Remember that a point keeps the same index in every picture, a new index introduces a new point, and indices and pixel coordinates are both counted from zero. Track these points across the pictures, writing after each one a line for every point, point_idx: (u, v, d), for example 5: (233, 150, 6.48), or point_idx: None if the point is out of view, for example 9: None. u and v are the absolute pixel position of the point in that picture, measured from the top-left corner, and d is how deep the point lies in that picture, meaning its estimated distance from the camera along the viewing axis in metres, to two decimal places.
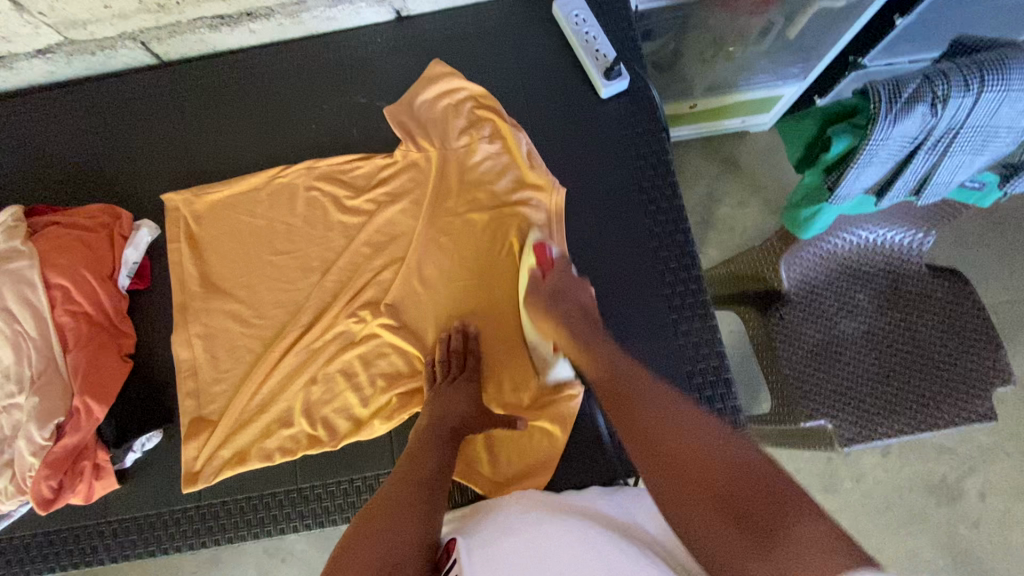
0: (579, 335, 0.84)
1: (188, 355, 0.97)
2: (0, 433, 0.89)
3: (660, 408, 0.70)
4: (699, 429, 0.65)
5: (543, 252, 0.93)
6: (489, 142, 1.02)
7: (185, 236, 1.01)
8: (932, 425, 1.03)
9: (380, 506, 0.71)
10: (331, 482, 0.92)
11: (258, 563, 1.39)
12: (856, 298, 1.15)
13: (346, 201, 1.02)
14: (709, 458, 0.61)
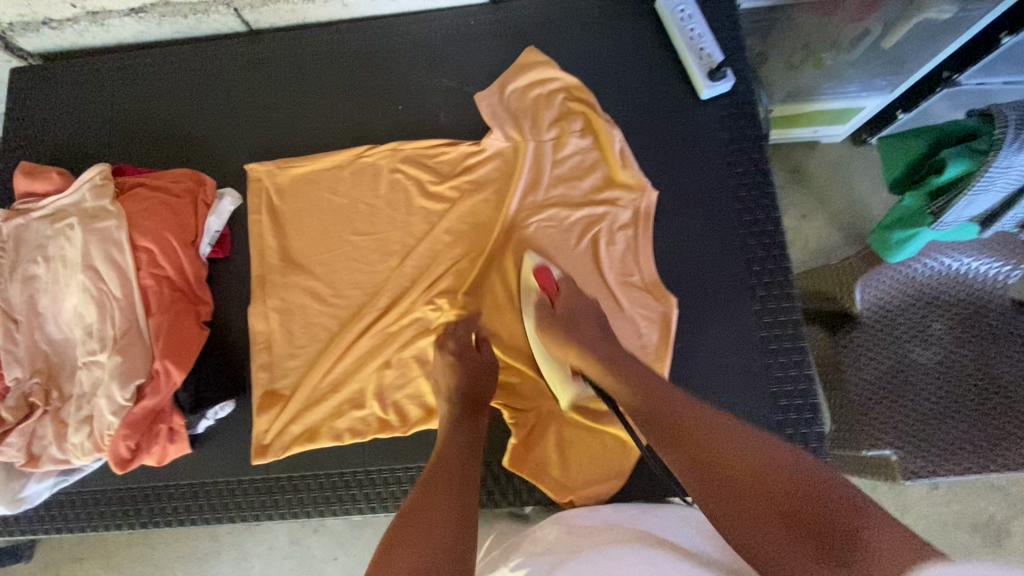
0: (599, 353, 0.81)
1: (263, 328, 0.97)
2: (81, 389, 0.92)
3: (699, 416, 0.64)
4: (738, 432, 0.59)
5: (547, 276, 0.91)
6: (581, 136, 0.99)
7: (266, 208, 1.01)
8: (1001, 465, 0.80)
9: (412, 517, 0.66)
10: (398, 467, 0.92)
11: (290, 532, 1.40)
12: (933, 324, 0.89)
13: (429, 186, 1.00)
14: (751, 461, 0.55)
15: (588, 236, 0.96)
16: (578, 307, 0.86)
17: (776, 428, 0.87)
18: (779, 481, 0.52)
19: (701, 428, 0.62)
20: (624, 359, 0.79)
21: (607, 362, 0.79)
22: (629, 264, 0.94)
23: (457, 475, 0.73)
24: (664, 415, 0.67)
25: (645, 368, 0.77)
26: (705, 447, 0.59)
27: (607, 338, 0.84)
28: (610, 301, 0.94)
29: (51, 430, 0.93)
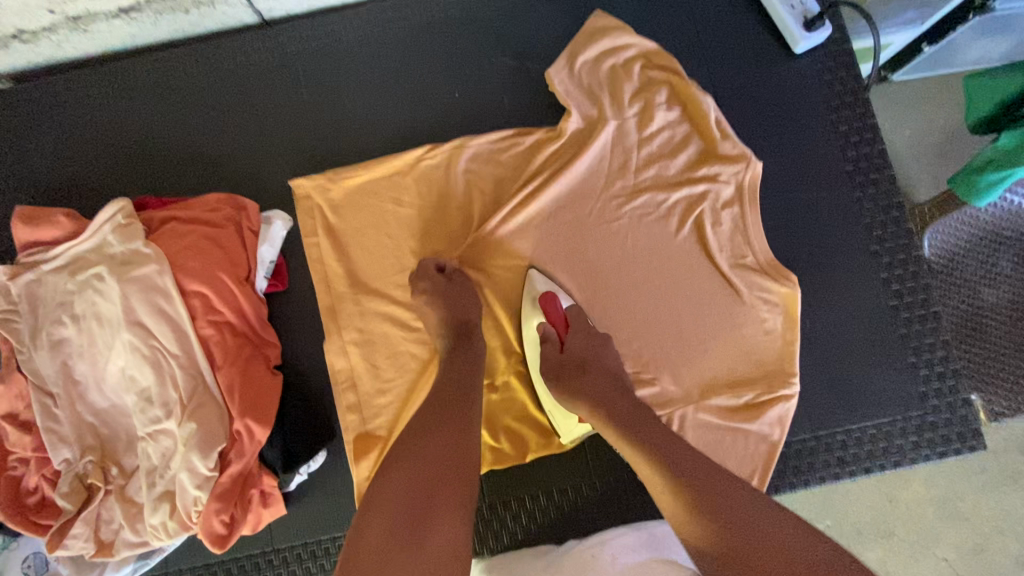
0: (594, 385, 0.72)
1: (345, 364, 0.86)
2: (150, 463, 0.80)
3: (697, 467, 0.60)
4: (727, 490, 0.57)
5: (553, 306, 0.80)
6: (668, 109, 0.89)
7: (324, 230, 0.89)
8: None
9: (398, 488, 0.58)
10: (524, 497, 0.84)
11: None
12: (1000, 263, 0.79)
13: (506, 183, 0.90)
14: (756, 549, 0.52)
15: (691, 219, 0.87)
16: (594, 352, 0.75)
17: (920, 399, 0.83)
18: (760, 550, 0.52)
19: (701, 495, 0.57)
20: (629, 398, 0.71)
21: (608, 404, 0.70)
22: (739, 242, 0.86)
23: (445, 428, 0.64)
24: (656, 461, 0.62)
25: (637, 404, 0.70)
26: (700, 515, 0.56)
27: (603, 350, 0.75)
28: (726, 287, 0.86)
29: (120, 512, 0.82)
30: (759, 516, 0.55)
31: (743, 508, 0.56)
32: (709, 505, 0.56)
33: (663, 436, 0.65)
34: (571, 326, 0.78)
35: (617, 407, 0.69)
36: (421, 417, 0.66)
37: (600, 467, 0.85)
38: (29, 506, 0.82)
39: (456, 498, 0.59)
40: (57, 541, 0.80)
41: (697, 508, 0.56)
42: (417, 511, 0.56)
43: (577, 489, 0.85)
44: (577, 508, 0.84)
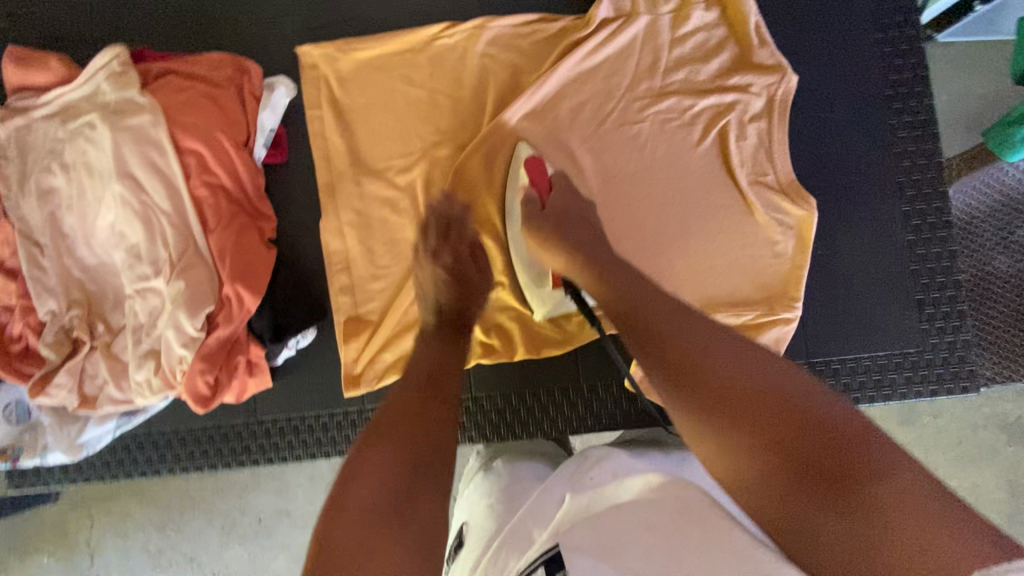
0: (593, 256, 0.67)
1: (339, 246, 0.84)
2: (137, 321, 0.79)
3: (710, 334, 0.51)
4: (736, 358, 0.47)
5: (539, 172, 0.78)
6: (705, 9, 0.83)
7: (329, 104, 0.85)
8: None
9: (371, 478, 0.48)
10: (513, 396, 0.84)
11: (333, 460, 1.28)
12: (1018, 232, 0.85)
13: (524, 73, 0.85)
14: (749, 397, 0.45)
15: (715, 129, 0.83)
16: (572, 206, 0.72)
17: (921, 336, 0.81)
18: (779, 412, 0.43)
19: (689, 355, 0.50)
20: (614, 267, 0.65)
21: (597, 266, 0.66)
22: (761, 159, 0.83)
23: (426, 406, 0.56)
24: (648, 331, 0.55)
25: (635, 276, 0.63)
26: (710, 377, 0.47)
27: (599, 239, 0.69)
28: (741, 204, 0.83)
29: (105, 368, 0.81)
30: (782, 380, 0.45)
31: (741, 362, 0.47)
32: (698, 358, 0.49)
33: (652, 296, 0.59)
34: (554, 186, 0.76)
35: (604, 277, 0.64)
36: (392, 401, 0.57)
37: (591, 373, 0.85)
38: (13, 353, 0.81)
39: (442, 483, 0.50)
40: (40, 388, 0.80)
41: (682, 363, 0.49)
42: (393, 499, 0.47)
43: (565, 391, 0.84)
44: (563, 408, 0.84)
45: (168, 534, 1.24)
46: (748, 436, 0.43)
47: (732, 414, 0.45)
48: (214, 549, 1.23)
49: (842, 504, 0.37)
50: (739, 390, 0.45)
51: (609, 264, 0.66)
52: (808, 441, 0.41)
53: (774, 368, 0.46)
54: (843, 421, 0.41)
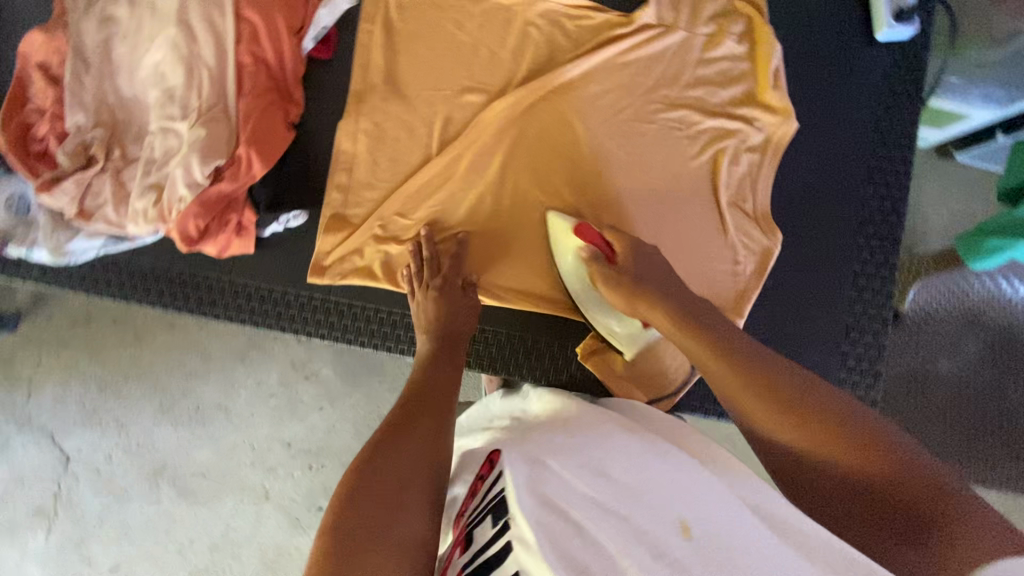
0: (651, 286, 0.76)
1: (350, 149, 0.91)
2: (152, 155, 0.85)
3: (765, 357, 0.61)
4: (828, 398, 0.56)
5: (589, 233, 0.83)
6: (737, 42, 0.91)
7: (382, 22, 0.92)
8: (981, 478, 1.03)
9: (370, 495, 0.55)
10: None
11: (282, 372, 1.38)
12: (967, 344, 1.09)
13: (563, 48, 0.92)
14: (831, 432, 0.53)
15: (713, 149, 0.91)
16: (636, 265, 0.79)
17: (837, 383, 0.88)
18: (868, 457, 0.51)
19: (775, 381, 0.58)
20: (679, 291, 0.74)
21: (651, 295, 0.74)
22: (744, 188, 0.90)
23: (415, 439, 0.64)
24: (722, 345, 0.64)
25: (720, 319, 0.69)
26: (802, 412, 0.55)
27: (674, 281, 0.77)
28: (717, 222, 0.90)
29: (110, 189, 0.87)
30: (870, 424, 0.53)
31: (835, 399, 0.55)
32: (801, 389, 0.57)
33: (717, 319, 0.68)
34: (614, 247, 0.82)
35: (682, 317, 0.69)
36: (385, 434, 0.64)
37: (540, 330, 0.91)
38: (32, 152, 0.88)
39: (421, 499, 0.58)
40: (46, 189, 0.86)
41: (773, 389, 0.58)
42: (384, 514, 0.54)
43: (511, 338, 0.91)
44: (505, 353, 0.91)
45: (106, 398, 1.36)
46: (836, 479, 0.52)
47: (822, 456, 0.53)
48: (146, 425, 1.35)
49: (937, 539, 0.44)
50: (828, 422, 0.54)
51: (665, 288, 0.75)
52: (905, 482, 0.48)
53: (878, 426, 0.53)
54: (929, 462, 0.50)
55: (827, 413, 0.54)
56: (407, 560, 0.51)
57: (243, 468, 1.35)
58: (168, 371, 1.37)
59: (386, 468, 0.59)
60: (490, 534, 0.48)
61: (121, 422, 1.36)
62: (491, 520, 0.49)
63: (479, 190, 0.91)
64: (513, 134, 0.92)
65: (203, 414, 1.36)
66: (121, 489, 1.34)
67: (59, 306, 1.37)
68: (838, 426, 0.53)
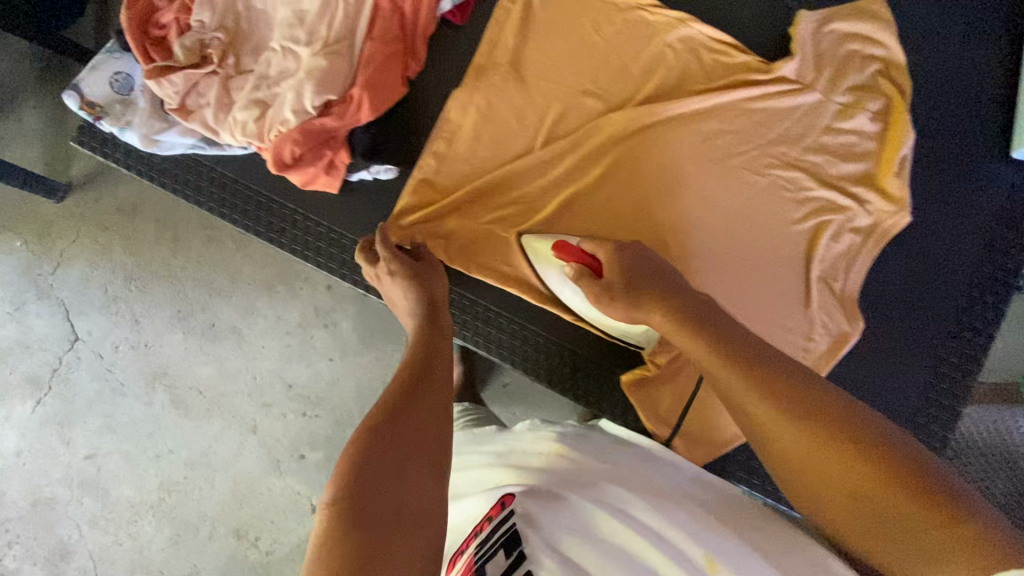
0: (661, 281, 0.67)
1: (456, 118, 0.89)
2: (266, 71, 0.84)
3: (753, 341, 0.56)
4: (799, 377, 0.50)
5: (568, 247, 0.78)
6: (871, 119, 0.88)
7: (523, 3, 0.91)
8: None
9: (376, 475, 0.47)
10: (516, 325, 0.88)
11: (304, 314, 1.32)
12: None
13: (694, 77, 0.90)
14: (814, 413, 0.47)
15: (816, 219, 0.88)
16: (629, 251, 0.71)
17: None
18: (848, 440, 0.45)
19: (752, 362, 0.53)
20: (670, 279, 0.67)
21: (652, 289, 0.66)
22: (836, 266, 0.87)
23: (424, 400, 0.56)
24: (704, 327, 0.59)
25: (730, 320, 0.60)
26: (779, 392, 0.49)
27: (665, 269, 0.69)
28: (801, 293, 0.87)
29: (215, 93, 0.86)
30: (849, 407, 0.47)
31: (808, 380, 0.50)
32: (778, 371, 0.51)
33: (701, 303, 0.63)
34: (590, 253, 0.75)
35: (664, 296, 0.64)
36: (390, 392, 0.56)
37: (592, 349, 0.88)
38: (151, 36, 0.87)
39: (425, 465, 0.51)
40: (155, 76, 0.86)
41: (750, 370, 0.52)
42: (390, 501, 0.46)
43: (562, 349, 0.88)
44: (552, 361, 0.88)
45: (130, 289, 1.32)
46: (815, 466, 0.46)
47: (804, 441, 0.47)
48: (158, 326, 1.32)
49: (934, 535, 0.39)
50: (801, 402, 0.48)
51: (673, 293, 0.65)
52: (889, 466, 0.42)
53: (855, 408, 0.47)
54: (912, 444, 0.44)
55: (853, 430, 0.45)
56: (417, 541, 0.45)
57: (239, 398, 1.29)
58: (190, 280, 1.32)
59: (392, 429, 0.51)
60: (505, 565, 0.47)
61: (137, 317, 1.32)
62: (504, 552, 0.48)
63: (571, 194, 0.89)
64: (620, 149, 0.89)
65: (215, 331, 1.32)
66: (119, 383, 1.29)
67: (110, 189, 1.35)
68: (867, 443, 0.44)
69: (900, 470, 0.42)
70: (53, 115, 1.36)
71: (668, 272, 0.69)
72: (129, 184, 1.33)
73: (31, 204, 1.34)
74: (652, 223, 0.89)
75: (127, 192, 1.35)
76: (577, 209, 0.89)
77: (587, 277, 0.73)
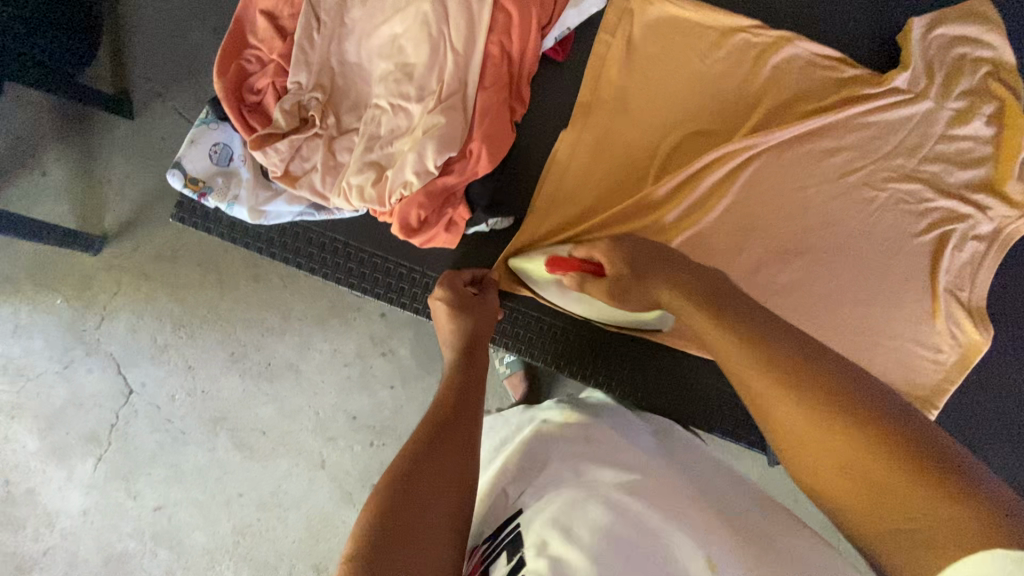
0: (683, 275, 0.67)
1: (565, 160, 0.87)
2: (375, 131, 0.81)
3: (799, 340, 0.54)
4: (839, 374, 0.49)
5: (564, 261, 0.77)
6: (985, 123, 0.87)
7: (623, 34, 0.88)
8: None
9: (398, 507, 0.53)
10: (597, 343, 0.89)
11: (360, 345, 1.22)
12: None
13: (803, 95, 0.88)
14: (840, 403, 0.47)
15: (938, 230, 0.87)
16: (637, 254, 0.71)
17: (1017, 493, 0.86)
18: (866, 426, 0.45)
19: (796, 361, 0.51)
20: (703, 276, 0.66)
21: (682, 288, 0.66)
22: (959, 273, 0.87)
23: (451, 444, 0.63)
24: (753, 329, 0.56)
25: (773, 320, 0.57)
26: (816, 381, 0.49)
27: (686, 264, 0.69)
28: (927, 304, 0.87)
29: (321, 157, 0.83)
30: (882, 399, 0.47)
31: (846, 377, 0.49)
32: (814, 361, 0.51)
33: (742, 300, 0.61)
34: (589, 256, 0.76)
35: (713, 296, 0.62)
36: (422, 439, 0.63)
37: (719, 378, 0.88)
38: (246, 102, 0.84)
39: (444, 511, 0.56)
40: (258, 146, 0.81)
41: (792, 367, 0.51)
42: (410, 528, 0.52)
43: (691, 380, 0.88)
44: (681, 394, 0.88)
45: (180, 336, 1.21)
46: (831, 459, 0.46)
47: (826, 425, 0.47)
48: (214, 371, 1.21)
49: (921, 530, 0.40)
50: (828, 392, 0.48)
51: (711, 291, 0.63)
52: (899, 464, 0.42)
53: (881, 400, 0.47)
54: (933, 438, 0.43)
55: (864, 420, 0.45)
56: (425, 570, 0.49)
57: (303, 433, 1.21)
58: (240, 318, 1.21)
59: (418, 474, 0.58)
60: (505, 570, 0.50)
61: (191, 363, 1.21)
62: (506, 556, 0.52)
63: (689, 226, 0.86)
64: (735, 176, 0.87)
65: (272, 370, 1.22)
66: (179, 432, 1.20)
67: (153, 236, 1.21)
68: (885, 431, 0.44)
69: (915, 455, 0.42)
70: (77, 158, 1.20)
71: (686, 261, 0.70)
72: (165, 228, 1.20)
73: (50, 255, 1.20)
74: (772, 247, 0.87)
75: (166, 235, 1.20)
76: (699, 242, 0.87)
77: (597, 279, 0.74)
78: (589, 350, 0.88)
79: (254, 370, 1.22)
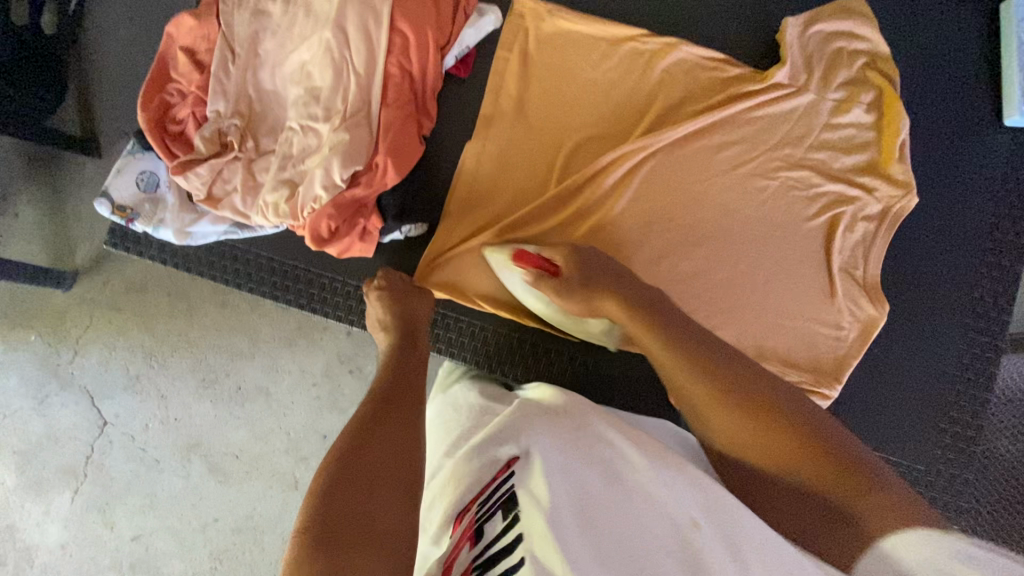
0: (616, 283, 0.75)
1: (472, 168, 0.93)
2: (288, 151, 0.87)
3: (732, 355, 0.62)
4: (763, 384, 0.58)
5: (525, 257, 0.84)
6: (865, 110, 0.93)
7: (519, 49, 0.95)
8: None
9: (345, 490, 0.51)
10: (519, 341, 0.92)
11: (328, 363, 1.25)
12: None
13: (691, 95, 0.94)
14: (771, 411, 0.55)
15: (831, 213, 0.92)
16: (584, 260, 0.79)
17: (932, 460, 0.88)
18: (795, 435, 0.53)
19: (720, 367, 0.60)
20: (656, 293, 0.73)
21: (622, 301, 0.73)
22: (857, 254, 0.92)
23: (390, 428, 0.61)
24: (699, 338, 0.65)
25: (708, 335, 0.65)
26: (747, 387, 0.58)
27: (623, 279, 0.76)
28: (826, 284, 0.91)
29: (240, 178, 0.88)
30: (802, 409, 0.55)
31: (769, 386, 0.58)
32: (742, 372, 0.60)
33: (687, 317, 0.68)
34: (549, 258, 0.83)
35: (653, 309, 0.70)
36: (362, 425, 0.61)
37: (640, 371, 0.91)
38: (169, 132, 0.90)
39: (400, 487, 0.54)
40: (179, 171, 0.87)
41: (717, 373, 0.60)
42: (360, 511, 0.50)
43: (612, 373, 0.91)
44: (604, 387, 0.91)
45: (152, 366, 1.25)
46: (767, 459, 0.54)
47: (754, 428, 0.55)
48: (185, 399, 1.24)
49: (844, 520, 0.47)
50: (757, 400, 0.56)
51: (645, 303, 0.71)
52: (825, 463, 0.50)
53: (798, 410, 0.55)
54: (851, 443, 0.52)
55: (791, 425, 0.54)
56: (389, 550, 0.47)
57: (275, 455, 1.24)
58: (207, 345, 1.25)
59: (362, 458, 0.56)
60: (500, 528, 0.48)
61: (162, 391, 1.24)
62: (502, 513, 0.49)
63: (593, 222, 0.91)
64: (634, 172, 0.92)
65: (244, 394, 1.25)
66: (154, 460, 1.23)
67: (114, 270, 1.26)
68: (825, 447, 0.51)
69: (852, 466, 0.50)
70: (43, 201, 1.25)
71: (614, 266, 0.78)
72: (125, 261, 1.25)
73: (20, 294, 1.25)
74: (674, 238, 0.92)
75: (127, 268, 1.25)
76: (604, 235, 0.91)
77: (546, 278, 0.81)
78: (508, 346, 0.92)
79: (226, 396, 1.26)
